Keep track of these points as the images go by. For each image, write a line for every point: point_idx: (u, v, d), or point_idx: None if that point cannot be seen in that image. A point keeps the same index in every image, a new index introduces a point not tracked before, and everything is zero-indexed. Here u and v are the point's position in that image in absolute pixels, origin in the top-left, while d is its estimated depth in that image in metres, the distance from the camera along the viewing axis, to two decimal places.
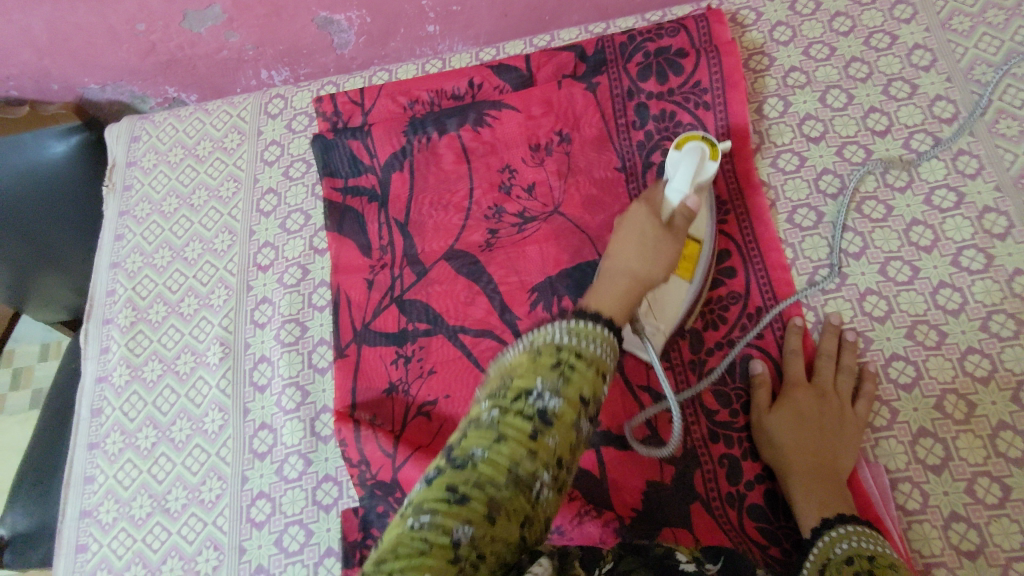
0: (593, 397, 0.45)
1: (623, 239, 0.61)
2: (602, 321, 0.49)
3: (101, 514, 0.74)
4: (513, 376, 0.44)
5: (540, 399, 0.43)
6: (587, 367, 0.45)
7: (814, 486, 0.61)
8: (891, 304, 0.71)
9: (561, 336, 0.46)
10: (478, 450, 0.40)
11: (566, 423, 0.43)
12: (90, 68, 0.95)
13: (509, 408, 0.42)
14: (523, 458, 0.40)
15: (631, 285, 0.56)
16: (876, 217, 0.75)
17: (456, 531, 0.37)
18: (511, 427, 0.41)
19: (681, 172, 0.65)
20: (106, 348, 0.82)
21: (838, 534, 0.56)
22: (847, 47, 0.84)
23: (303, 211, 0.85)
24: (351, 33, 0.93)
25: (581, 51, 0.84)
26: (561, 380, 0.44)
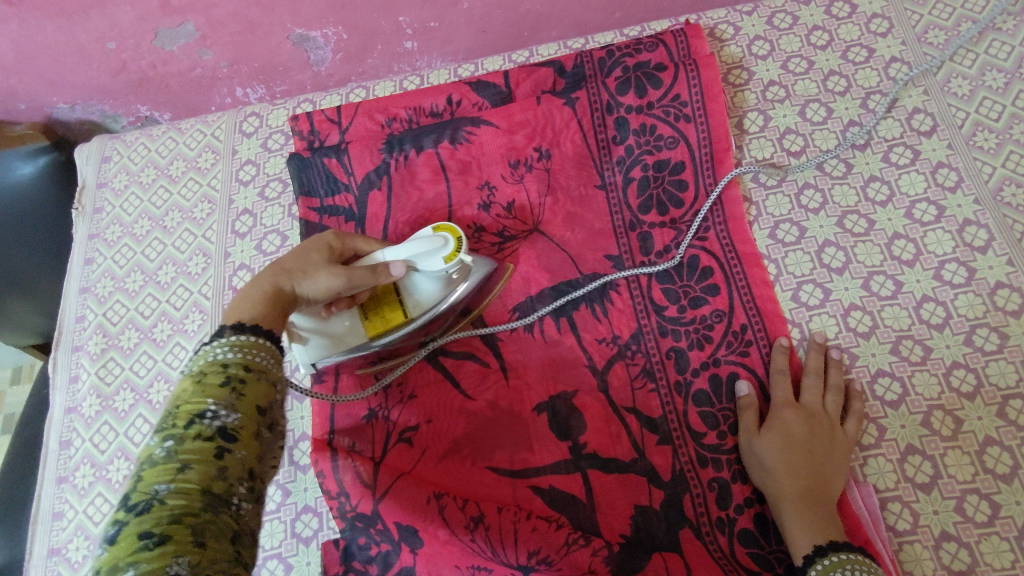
0: (267, 406, 0.50)
1: (300, 263, 0.61)
2: (265, 331, 0.54)
3: (70, 552, 0.71)
4: (183, 403, 0.47)
5: (215, 417, 0.46)
6: (255, 382, 0.50)
7: (804, 512, 0.60)
8: (875, 319, 0.71)
9: (226, 353, 0.51)
10: (161, 486, 0.42)
11: (247, 433, 0.47)
12: (58, 87, 0.93)
13: (185, 435, 0.45)
14: (212, 475, 0.44)
15: (291, 292, 0.60)
16: (858, 231, 0.75)
17: (171, 566, 0.39)
18: (188, 451, 0.44)
19: (394, 253, 0.66)
20: (75, 377, 0.79)
21: (830, 564, 0.56)
22: (824, 60, 0.84)
23: (279, 232, 0.83)
24: (327, 50, 0.92)
25: (560, 66, 0.83)
26: (233, 397, 0.48)
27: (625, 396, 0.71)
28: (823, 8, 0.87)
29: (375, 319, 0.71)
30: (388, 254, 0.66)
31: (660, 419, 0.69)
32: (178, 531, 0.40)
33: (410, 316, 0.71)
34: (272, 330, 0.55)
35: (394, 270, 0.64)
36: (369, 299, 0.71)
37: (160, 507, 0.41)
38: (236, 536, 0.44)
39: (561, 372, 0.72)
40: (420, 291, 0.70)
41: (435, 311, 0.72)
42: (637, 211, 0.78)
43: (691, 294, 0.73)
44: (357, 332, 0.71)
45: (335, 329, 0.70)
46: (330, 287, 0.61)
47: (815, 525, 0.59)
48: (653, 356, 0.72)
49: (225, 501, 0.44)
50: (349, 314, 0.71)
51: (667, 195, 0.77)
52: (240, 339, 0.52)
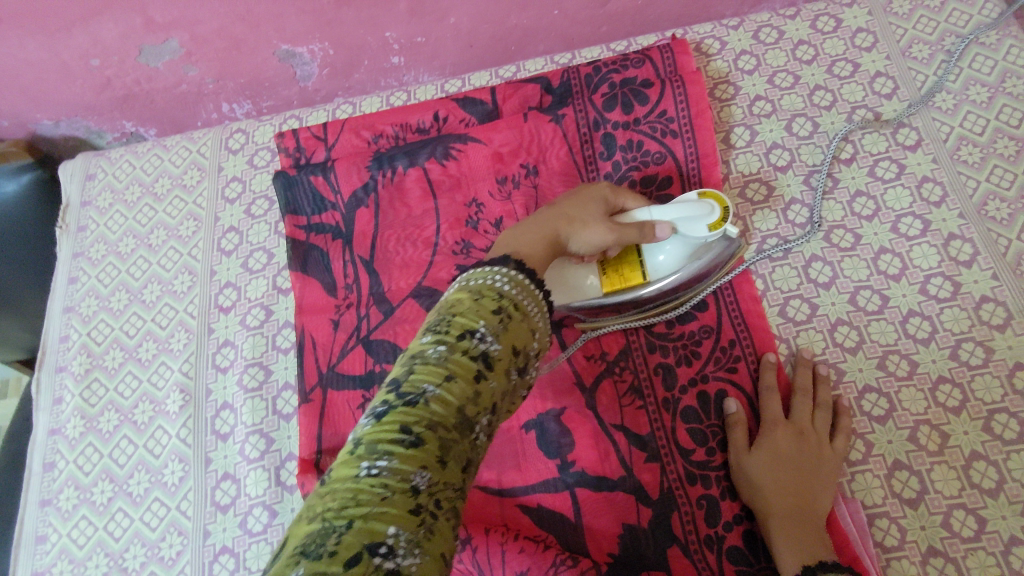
0: (525, 347, 0.47)
1: (569, 211, 0.63)
2: (508, 263, 0.51)
3: None
4: (455, 317, 0.45)
5: (482, 341, 0.44)
6: (518, 317, 0.47)
7: (791, 531, 0.59)
8: (862, 334, 0.71)
9: (504, 284, 0.48)
10: (429, 387, 0.41)
11: (503, 368, 0.45)
12: (42, 103, 0.92)
13: (456, 346, 0.43)
14: (468, 401, 0.42)
15: (553, 235, 0.61)
16: (844, 246, 0.75)
17: (414, 476, 0.38)
18: (460, 364, 0.42)
19: (664, 215, 0.65)
20: (58, 398, 0.79)
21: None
22: (810, 75, 0.85)
23: (266, 249, 0.83)
24: (314, 65, 0.91)
25: (547, 83, 0.83)
26: (499, 326, 0.46)
27: (614, 414, 0.70)
28: (808, 23, 0.88)
29: (621, 273, 0.71)
30: (667, 218, 0.65)
31: (649, 436, 0.69)
32: (431, 439, 0.39)
33: (647, 281, 0.71)
34: (533, 273, 0.52)
35: (658, 232, 0.65)
36: (615, 257, 0.71)
37: (421, 409, 0.40)
38: (468, 462, 0.42)
39: (549, 389, 0.72)
40: (660, 258, 0.70)
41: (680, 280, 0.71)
42: None
43: (679, 309, 0.74)
44: (552, 285, 0.71)
45: (553, 279, 0.70)
46: (602, 240, 0.63)
47: (803, 543, 0.58)
48: (640, 372, 0.72)
49: (468, 429, 0.42)
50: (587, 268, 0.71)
51: None
52: (517, 279, 0.50)
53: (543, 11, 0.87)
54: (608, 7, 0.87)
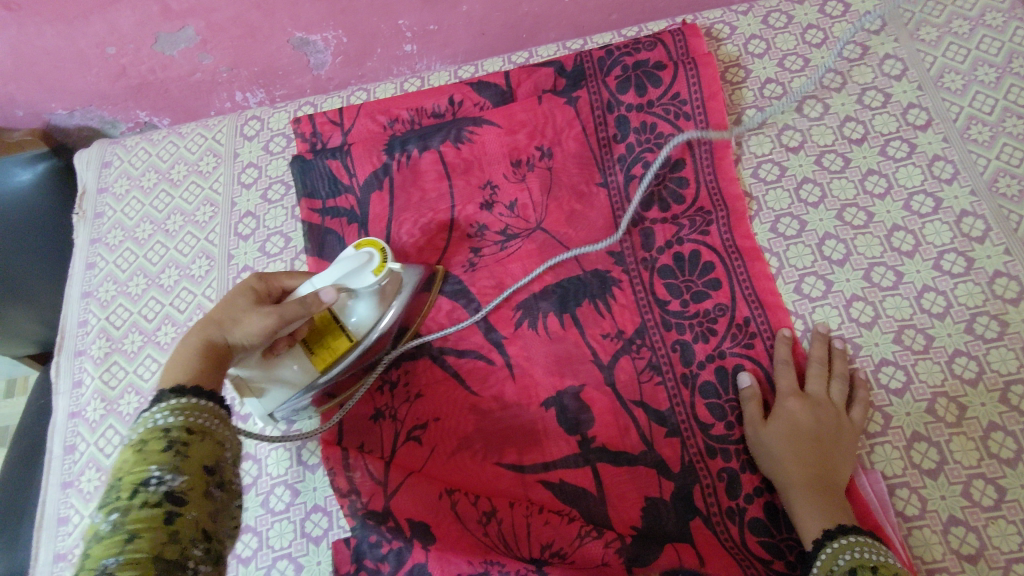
0: (216, 466, 0.49)
1: (224, 313, 0.61)
2: (203, 391, 0.52)
3: (76, 557, 0.70)
4: (125, 475, 0.46)
5: (159, 483, 0.45)
6: (202, 441, 0.50)
7: (811, 497, 0.61)
8: (877, 309, 0.72)
9: (167, 418, 0.49)
10: (111, 558, 0.41)
11: (198, 498, 0.47)
12: (57, 93, 0.92)
13: (130, 507, 0.44)
14: (164, 544, 0.43)
15: (212, 343, 0.58)
16: (857, 223, 0.76)
17: None
18: (138, 520, 0.43)
19: (319, 280, 0.66)
20: (79, 381, 0.79)
21: (840, 545, 0.57)
22: (820, 58, 0.86)
23: (283, 234, 0.83)
24: (327, 53, 0.92)
25: (560, 66, 0.83)
26: (176, 459, 0.47)
27: (633, 390, 0.71)
28: (816, 7, 0.89)
29: (325, 355, 0.68)
30: (309, 284, 0.66)
31: (668, 411, 0.69)
32: None
33: (355, 341, 0.69)
34: (202, 390, 0.52)
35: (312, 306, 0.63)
36: (312, 334, 0.68)
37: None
38: None
39: (568, 366, 0.72)
40: (354, 319, 0.69)
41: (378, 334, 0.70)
42: (639, 207, 0.78)
43: (693, 289, 0.74)
44: (297, 373, 0.67)
45: (269, 377, 0.66)
46: (264, 327, 0.60)
47: (823, 508, 0.60)
48: (658, 348, 0.72)
49: (180, 564, 0.43)
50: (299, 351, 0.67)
51: (669, 191, 0.78)
52: (178, 404, 0.50)
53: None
54: None
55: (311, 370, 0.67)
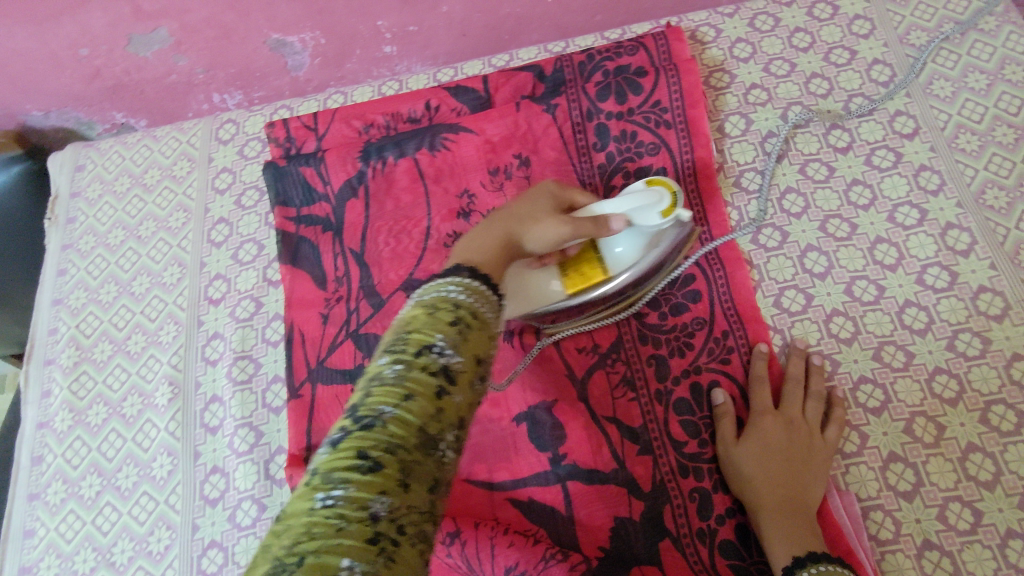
0: (486, 358, 0.44)
1: (519, 212, 0.61)
2: (477, 276, 0.48)
3: (41, 571, 0.70)
4: (409, 332, 0.42)
5: (442, 353, 0.41)
6: (477, 327, 0.44)
7: (783, 522, 0.58)
8: (857, 325, 0.70)
9: (456, 293, 0.45)
10: (387, 408, 0.38)
11: (468, 380, 0.42)
12: (32, 94, 0.91)
13: (414, 361, 0.40)
14: (430, 416, 0.39)
15: (502, 237, 0.57)
16: (840, 235, 0.74)
17: (372, 502, 0.34)
18: (417, 382, 0.39)
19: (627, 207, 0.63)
20: (47, 391, 0.78)
21: (812, 574, 0.53)
22: (806, 63, 0.84)
23: (256, 241, 0.82)
24: (305, 55, 0.91)
25: (540, 71, 0.82)
26: (457, 336, 0.42)
27: (606, 405, 0.69)
28: (804, 10, 0.86)
29: (578, 278, 0.67)
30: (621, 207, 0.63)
31: (641, 429, 0.68)
32: (390, 464, 0.36)
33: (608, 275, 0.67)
34: (488, 279, 0.49)
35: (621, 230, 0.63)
36: (574, 256, 0.68)
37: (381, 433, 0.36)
38: (435, 485, 0.38)
39: (542, 381, 0.71)
40: (617, 251, 0.66)
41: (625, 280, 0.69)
42: None
43: (672, 300, 0.73)
44: (540, 284, 0.67)
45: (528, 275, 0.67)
46: (555, 237, 0.60)
47: (795, 535, 0.57)
48: (633, 363, 0.71)
49: (433, 447, 0.38)
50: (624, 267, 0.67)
51: None
52: (471, 287, 0.47)
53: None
54: None
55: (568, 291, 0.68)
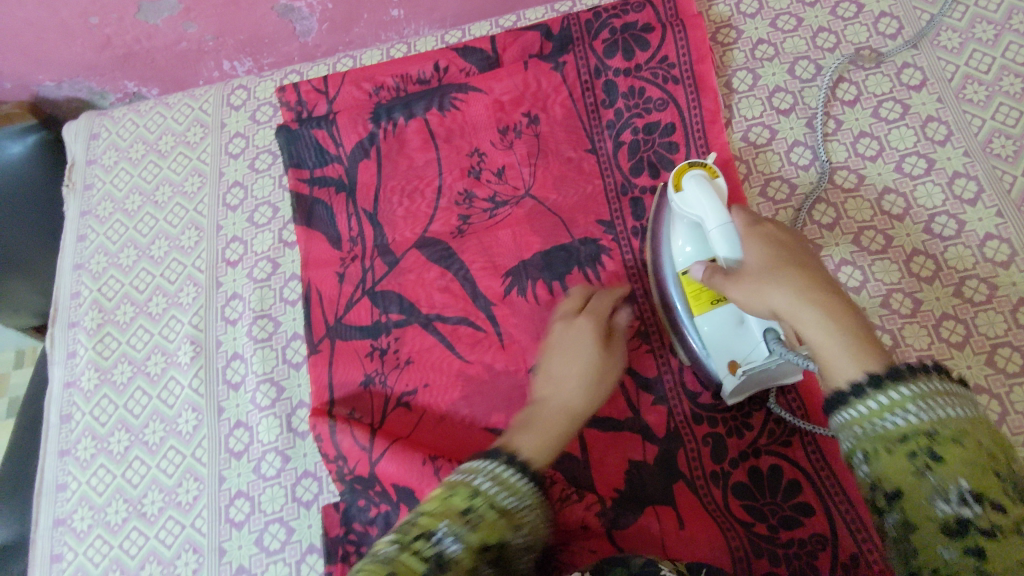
0: (496, 545, 0.51)
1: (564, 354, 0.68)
2: (518, 465, 0.57)
3: (75, 522, 0.72)
4: (422, 518, 0.51)
5: (441, 542, 0.49)
6: (494, 514, 0.53)
7: (824, 317, 0.47)
8: (866, 273, 0.71)
9: (486, 484, 0.55)
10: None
11: (464, 567, 0.49)
12: (43, 64, 0.92)
13: (409, 545, 0.49)
14: None
15: (564, 417, 0.64)
16: (848, 186, 0.75)
17: None
18: (405, 566, 0.47)
19: (714, 219, 0.58)
20: (73, 352, 0.80)
21: (893, 397, 0.41)
22: (813, 17, 0.84)
23: (271, 204, 0.83)
24: (313, 20, 0.91)
25: (547, 30, 0.82)
26: (464, 527, 0.51)
27: None
28: None
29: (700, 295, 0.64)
30: (718, 220, 0.58)
31: (656, 379, 0.70)
32: None
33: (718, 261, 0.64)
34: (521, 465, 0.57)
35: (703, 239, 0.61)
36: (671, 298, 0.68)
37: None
38: None
39: None
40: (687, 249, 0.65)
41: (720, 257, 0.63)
42: (629, 173, 0.77)
43: None
44: (773, 283, 0.50)
45: (749, 289, 0.52)
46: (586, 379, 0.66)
47: (849, 351, 0.44)
48: (647, 318, 0.73)
49: None
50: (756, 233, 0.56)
51: (658, 156, 0.77)
52: (497, 474, 0.56)
53: None
54: None
55: (782, 271, 0.51)
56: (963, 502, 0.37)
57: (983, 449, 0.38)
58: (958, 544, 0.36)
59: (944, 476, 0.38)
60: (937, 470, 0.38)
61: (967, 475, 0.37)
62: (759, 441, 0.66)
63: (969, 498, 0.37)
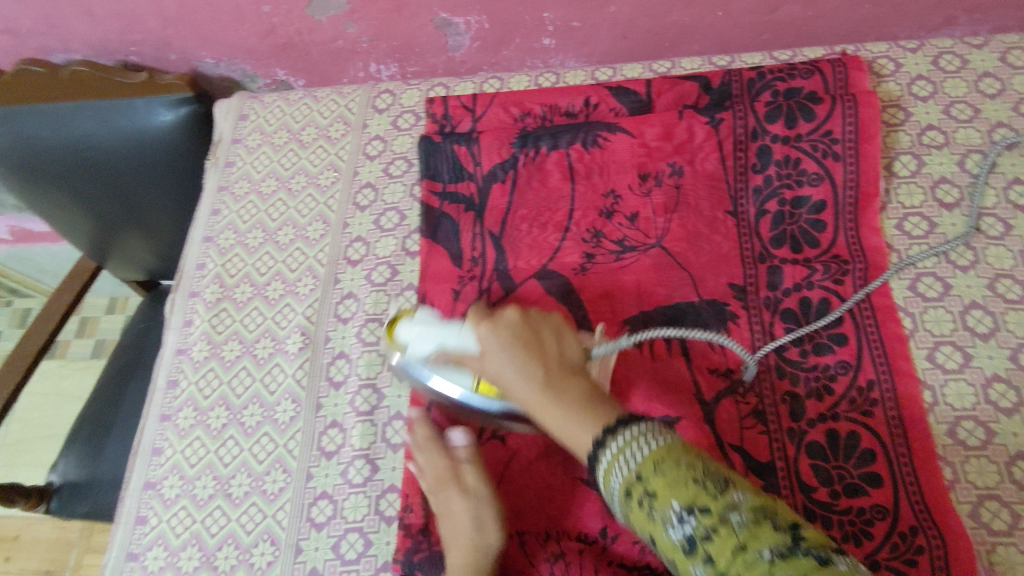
0: None
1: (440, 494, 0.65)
2: None
3: (164, 488, 0.74)
4: None
5: None
6: None
7: (571, 416, 0.50)
8: (1021, 395, 0.65)
9: None
10: None
11: None
12: (209, 43, 0.96)
13: None
14: None
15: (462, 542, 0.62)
16: (1010, 297, 0.69)
17: None
18: None
19: (450, 333, 0.64)
20: (189, 321, 0.83)
21: (617, 449, 0.46)
22: (992, 110, 0.79)
23: (399, 211, 0.84)
24: (466, 37, 0.93)
25: (706, 82, 0.80)
26: None
27: (732, 433, 0.66)
28: (996, 55, 0.81)
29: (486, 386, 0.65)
30: (454, 330, 0.64)
31: (768, 462, 0.65)
32: None
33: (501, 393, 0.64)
34: None
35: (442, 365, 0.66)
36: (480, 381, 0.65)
37: None
38: None
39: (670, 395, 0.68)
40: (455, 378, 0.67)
41: (513, 376, 0.55)
42: (769, 242, 0.74)
43: (816, 340, 0.69)
44: (512, 364, 0.55)
45: (496, 372, 0.57)
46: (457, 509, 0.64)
47: (583, 438, 0.49)
48: (766, 398, 0.68)
49: None
50: (478, 321, 0.60)
51: (803, 232, 0.74)
52: None
53: (707, 10, 0.86)
54: (775, 14, 0.86)
55: (512, 348, 0.56)
56: (681, 523, 0.42)
57: (699, 464, 0.43)
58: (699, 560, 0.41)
59: (660, 508, 0.43)
60: (657, 506, 0.43)
61: (677, 496, 0.42)
62: (879, 551, 0.59)
63: (684, 518, 0.42)
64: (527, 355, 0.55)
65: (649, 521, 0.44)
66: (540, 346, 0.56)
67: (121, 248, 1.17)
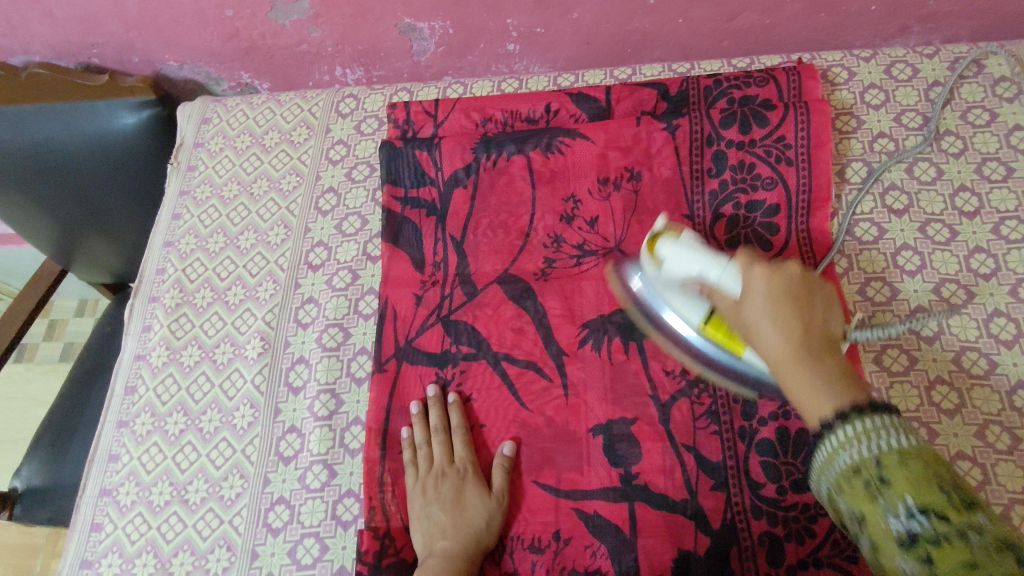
0: None
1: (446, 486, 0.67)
2: None
3: (120, 495, 0.73)
4: None
5: None
6: None
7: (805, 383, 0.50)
8: (963, 397, 0.67)
9: None
10: None
11: None
12: (172, 45, 0.95)
13: None
14: None
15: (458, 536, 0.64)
16: (954, 301, 0.71)
17: None
18: None
19: (715, 264, 0.61)
20: (148, 326, 0.82)
21: (847, 435, 0.45)
22: (941, 118, 0.80)
23: (361, 215, 0.85)
24: (431, 42, 0.93)
25: (664, 90, 0.82)
26: None
27: (686, 434, 0.67)
28: (946, 64, 0.83)
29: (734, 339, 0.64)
30: (721, 264, 0.60)
31: (718, 462, 0.66)
32: None
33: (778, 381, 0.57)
34: None
35: (696, 289, 0.64)
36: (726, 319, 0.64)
37: None
38: None
39: (624, 398, 0.70)
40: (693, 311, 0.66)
41: (771, 319, 0.54)
42: (725, 245, 0.76)
43: None
44: (770, 318, 0.54)
45: (751, 319, 0.56)
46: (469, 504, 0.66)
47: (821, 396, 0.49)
48: (720, 397, 0.68)
49: None
50: (750, 267, 0.58)
51: (758, 235, 0.75)
52: None
53: (668, 18, 0.87)
54: (735, 21, 0.87)
55: (782, 296, 0.55)
56: (910, 517, 0.41)
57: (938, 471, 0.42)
58: (915, 556, 0.40)
59: (891, 500, 0.42)
60: (885, 493, 0.42)
61: (914, 492, 0.41)
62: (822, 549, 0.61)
63: (916, 514, 0.40)
64: (790, 321, 0.54)
65: (869, 502, 0.43)
66: (804, 315, 0.54)
67: (86, 251, 1.16)
